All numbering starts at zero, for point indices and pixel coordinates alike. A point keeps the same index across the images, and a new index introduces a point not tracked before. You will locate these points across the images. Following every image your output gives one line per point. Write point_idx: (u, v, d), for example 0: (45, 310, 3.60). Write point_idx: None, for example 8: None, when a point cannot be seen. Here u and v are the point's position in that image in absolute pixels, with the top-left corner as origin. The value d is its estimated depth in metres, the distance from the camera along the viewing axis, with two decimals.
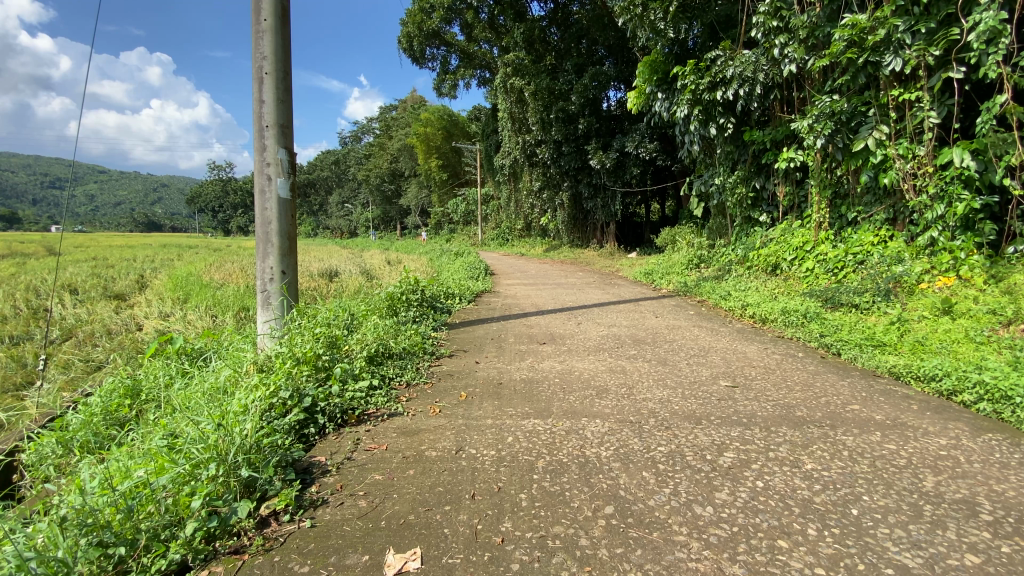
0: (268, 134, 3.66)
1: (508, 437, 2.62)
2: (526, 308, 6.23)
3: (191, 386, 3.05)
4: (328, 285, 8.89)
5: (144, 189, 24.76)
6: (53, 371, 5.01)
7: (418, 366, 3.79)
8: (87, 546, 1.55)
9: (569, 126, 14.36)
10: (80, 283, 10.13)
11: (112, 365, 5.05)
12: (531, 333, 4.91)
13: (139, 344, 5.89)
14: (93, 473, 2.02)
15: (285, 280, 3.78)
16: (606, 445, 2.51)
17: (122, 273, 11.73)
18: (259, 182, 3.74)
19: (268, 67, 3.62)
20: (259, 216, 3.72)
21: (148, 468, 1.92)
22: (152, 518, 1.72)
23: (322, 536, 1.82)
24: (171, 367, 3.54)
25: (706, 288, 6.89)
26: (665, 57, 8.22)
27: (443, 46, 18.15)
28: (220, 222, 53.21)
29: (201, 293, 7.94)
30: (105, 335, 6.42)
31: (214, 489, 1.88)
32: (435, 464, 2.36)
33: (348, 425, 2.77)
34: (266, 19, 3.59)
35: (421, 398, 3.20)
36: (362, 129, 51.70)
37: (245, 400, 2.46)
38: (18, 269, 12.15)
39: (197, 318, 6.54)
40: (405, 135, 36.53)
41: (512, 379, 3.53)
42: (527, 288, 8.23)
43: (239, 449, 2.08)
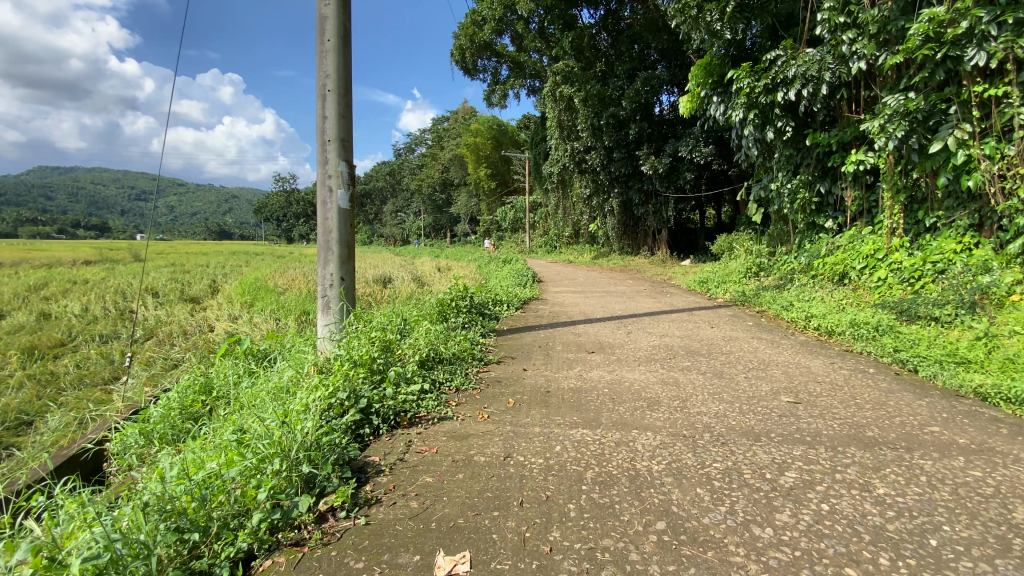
0: (330, 148, 3.86)
1: (556, 446, 2.60)
2: (573, 316, 6.21)
3: (257, 385, 3.25)
4: (380, 291, 9.22)
5: (215, 201, 26.64)
6: (137, 368, 5.47)
7: (466, 372, 3.84)
8: (165, 530, 1.66)
9: (621, 132, 14.24)
10: (160, 287, 11.04)
11: (187, 364, 5.47)
12: (580, 342, 4.86)
13: (212, 345, 6.35)
14: (171, 463, 2.18)
15: (344, 286, 3.95)
16: (657, 459, 2.45)
17: (197, 278, 12.67)
18: (321, 194, 3.95)
19: (331, 84, 3.81)
20: (321, 225, 3.92)
21: (219, 461, 2.04)
22: (222, 507, 1.83)
23: (375, 534, 1.88)
24: (239, 368, 3.80)
25: (766, 297, 6.60)
26: (721, 60, 8.01)
27: (494, 57, 18.45)
28: (284, 231, 56.40)
29: (267, 297, 8.44)
30: (182, 336, 6.96)
31: (278, 482, 1.99)
32: (483, 469, 2.38)
33: (399, 427, 2.85)
34: (330, 40, 3.80)
35: (470, 403, 3.24)
36: (414, 140, 53.33)
37: (306, 400, 2.59)
38: (107, 274, 13.36)
39: (263, 321, 6.97)
40: (456, 145, 37.32)
41: (559, 388, 3.50)
42: (575, 296, 8.19)
43: (301, 446, 2.19)
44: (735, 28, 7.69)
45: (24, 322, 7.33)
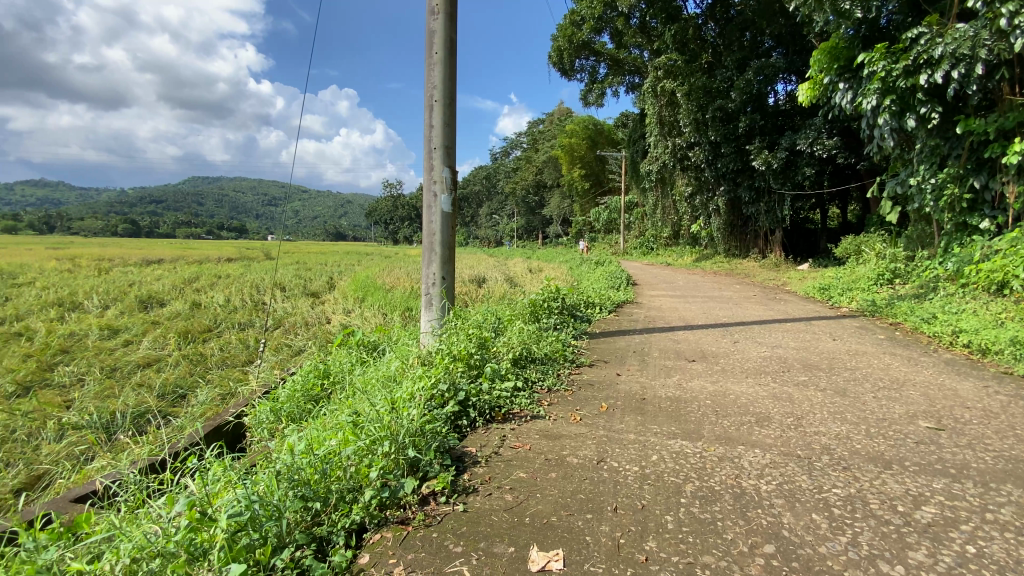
0: (436, 155, 4.08)
1: (652, 455, 2.52)
2: (671, 322, 5.96)
3: (368, 373, 3.55)
4: (475, 290, 9.56)
5: (331, 204, 29.37)
6: (268, 353, 6.23)
7: (558, 373, 3.85)
8: (294, 497, 1.86)
9: (729, 125, 13.39)
10: (287, 282, 12.44)
11: (308, 351, 6.11)
12: (678, 349, 4.65)
13: (328, 335, 7.03)
14: (298, 437, 2.45)
15: (444, 284, 4.15)
16: (767, 478, 2.27)
17: (317, 275, 14.09)
18: (427, 198, 4.19)
19: (438, 94, 4.03)
20: (425, 228, 4.17)
21: (337, 439, 2.25)
22: (339, 481, 2.02)
23: (473, 521, 1.96)
24: (352, 357, 4.16)
25: (900, 308, 5.83)
26: (849, 42, 7.21)
27: (592, 56, 18.27)
28: (389, 232, 60.60)
29: (374, 294, 9.15)
30: (304, 326, 7.79)
31: (386, 463, 2.15)
32: (577, 470, 2.38)
33: (494, 421, 2.94)
34: (437, 52, 4.02)
35: (563, 404, 3.25)
36: (510, 144, 54.51)
37: (411, 389, 2.76)
38: (245, 270, 15.32)
39: (371, 315, 7.56)
40: (551, 146, 37.50)
41: (656, 396, 3.37)
42: (673, 300, 7.86)
43: (407, 432, 2.34)
44: (867, 5, 6.86)
45: (183, 310, 8.64)
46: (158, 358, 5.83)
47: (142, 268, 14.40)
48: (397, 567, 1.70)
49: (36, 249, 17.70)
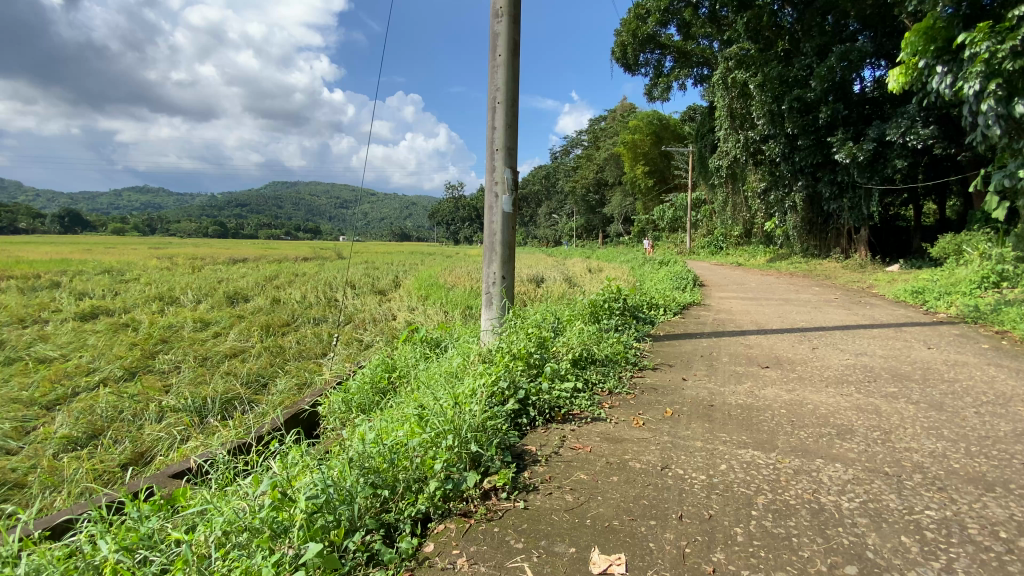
0: (498, 156, 4.13)
1: (720, 464, 2.42)
2: (741, 325, 5.67)
3: (431, 369, 3.65)
4: (535, 289, 9.58)
5: (397, 206, 30.52)
6: (339, 347, 6.59)
7: (620, 375, 3.78)
8: (364, 483, 1.95)
9: (807, 116, 12.55)
10: (356, 280, 13.08)
11: (376, 346, 6.39)
12: (749, 354, 4.41)
13: (394, 331, 7.32)
14: (367, 428, 2.57)
15: (505, 284, 4.19)
16: (849, 495, 2.11)
17: (384, 273, 14.71)
18: (488, 199, 4.25)
19: (501, 97, 4.08)
20: (487, 228, 4.23)
21: (404, 430, 2.34)
22: (406, 471, 2.10)
23: (533, 519, 1.97)
24: (416, 353, 4.31)
25: (1010, 315, 5.20)
26: (947, 21, 6.51)
27: (658, 50, 17.75)
28: (451, 232, 62.06)
29: (437, 292, 9.41)
30: (372, 322, 8.16)
31: (450, 456, 2.20)
32: (639, 475, 2.32)
33: (554, 421, 2.94)
34: (501, 55, 4.06)
35: (625, 407, 3.19)
36: (571, 142, 54.10)
37: (473, 385, 2.81)
38: (319, 268, 16.27)
39: (434, 313, 7.78)
40: (613, 143, 36.81)
41: (725, 403, 3.22)
42: (743, 302, 7.47)
43: (470, 427, 2.39)
44: None
45: (264, 305, 9.30)
46: (242, 349, 6.31)
47: (230, 266, 15.66)
48: (460, 559, 1.75)
49: (141, 249, 19.75)
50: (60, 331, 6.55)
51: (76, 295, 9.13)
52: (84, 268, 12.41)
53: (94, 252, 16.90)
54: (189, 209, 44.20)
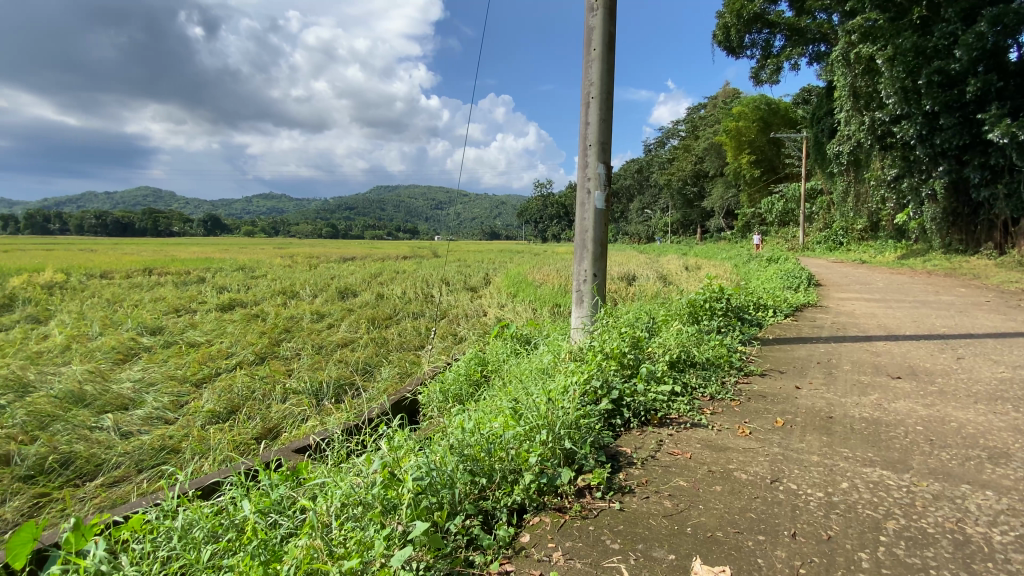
0: (591, 152, 4.08)
1: (841, 482, 2.18)
2: (866, 330, 5.06)
3: (523, 364, 3.70)
4: (628, 288, 9.33)
5: (488, 205, 31.32)
6: (436, 340, 6.92)
7: (723, 380, 3.55)
8: (464, 470, 2.03)
9: (951, 91, 11.00)
10: (450, 277, 13.63)
11: (469, 341, 6.62)
12: (876, 363, 3.93)
13: (486, 327, 7.53)
14: (463, 418, 2.67)
15: (596, 281, 4.12)
16: (1005, 529, 1.80)
17: (477, 271, 15.20)
18: (580, 195, 4.20)
19: (595, 91, 4.01)
20: (579, 224, 4.19)
21: (499, 423, 2.40)
22: (502, 462, 2.15)
23: (630, 521, 1.93)
24: (507, 348, 4.40)
25: None
26: None
27: (766, 28, 16.48)
28: (540, 230, 62.39)
29: (527, 290, 9.51)
30: (466, 317, 8.47)
31: (544, 451, 2.21)
32: (746, 487, 2.17)
33: (650, 425, 2.84)
34: (596, 48, 3.99)
35: (728, 415, 2.99)
36: (666, 134, 51.83)
37: (565, 382, 2.80)
38: (416, 266, 17.21)
39: (524, 310, 7.88)
40: (713, 133, 34.69)
41: (847, 416, 2.90)
42: (868, 304, 6.66)
43: (564, 423, 2.39)
44: None
45: (370, 299, 10.05)
46: (351, 339, 6.87)
47: (340, 264, 17.13)
48: (556, 552, 1.76)
49: (268, 249, 22.24)
50: (206, 320, 7.60)
51: (217, 289, 10.53)
52: (223, 266, 14.26)
53: (231, 251, 19.37)
54: (305, 213, 49.01)
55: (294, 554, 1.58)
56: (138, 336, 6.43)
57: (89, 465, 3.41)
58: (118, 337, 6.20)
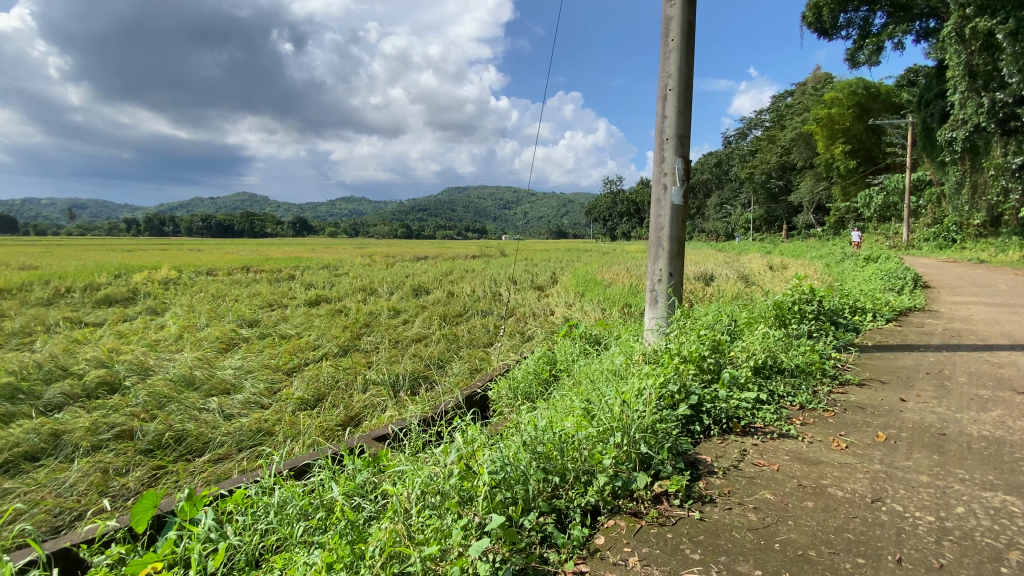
0: (668, 146, 3.93)
1: (957, 507, 1.94)
2: (987, 338, 4.47)
3: (594, 365, 3.65)
4: (704, 288, 8.91)
5: (557, 204, 31.26)
6: (505, 338, 7.01)
7: (814, 389, 3.28)
8: (537, 468, 2.04)
9: None
10: (519, 276, 13.74)
11: (538, 339, 6.63)
12: (1000, 376, 3.46)
13: (555, 325, 7.51)
14: (535, 416, 2.68)
15: (672, 281, 3.96)
16: None
17: (545, 270, 15.21)
18: (656, 192, 4.07)
19: (673, 83, 3.87)
20: (654, 222, 4.05)
21: (573, 423, 2.38)
22: (576, 461, 2.13)
23: (711, 532, 1.84)
24: (577, 348, 4.36)
25: None
26: None
27: (864, 6, 15.09)
28: (610, 228, 61.18)
29: (597, 289, 9.37)
30: (534, 316, 8.49)
31: (619, 454, 2.16)
32: (842, 505, 2.00)
33: (732, 433, 2.69)
34: (674, 39, 3.85)
35: (820, 426, 2.76)
36: (747, 125, 48.88)
37: (641, 384, 2.72)
38: (486, 264, 17.54)
39: (594, 309, 7.77)
40: (800, 122, 32.24)
41: (964, 434, 2.58)
42: (990, 309, 5.87)
43: (639, 426, 2.32)
44: None
45: (441, 297, 10.36)
46: (425, 335, 7.12)
47: (414, 262, 17.83)
48: (632, 557, 1.72)
49: (348, 248, 23.68)
50: (296, 314, 8.24)
51: (305, 285, 11.36)
52: (310, 264, 15.37)
53: (316, 251, 20.84)
54: (382, 214, 51.55)
55: (378, 536, 1.67)
56: (238, 328, 7.09)
57: (198, 443, 3.80)
58: (222, 328, 6.87)
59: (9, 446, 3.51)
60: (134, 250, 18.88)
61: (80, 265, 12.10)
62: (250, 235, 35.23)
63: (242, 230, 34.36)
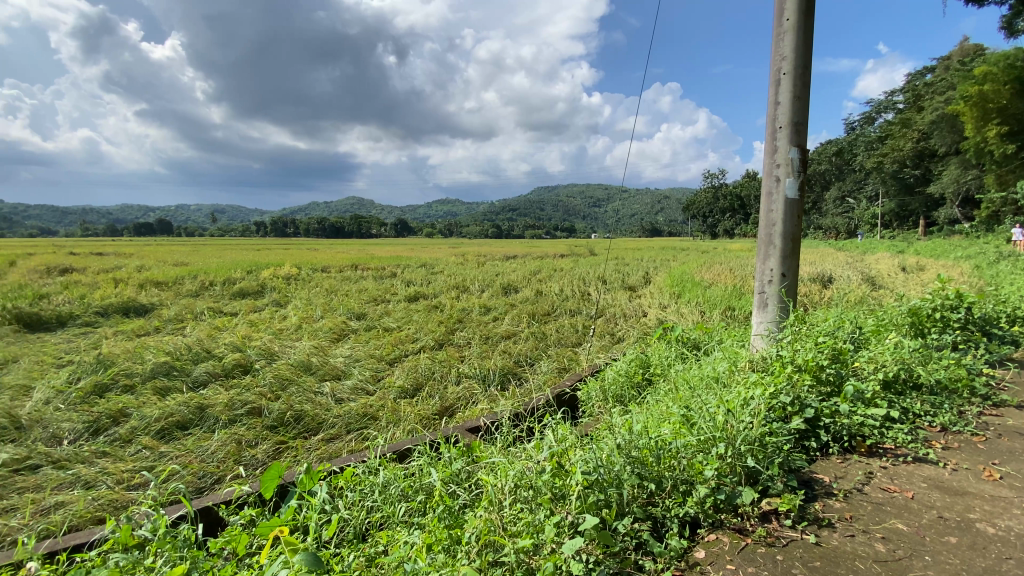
0: (781, 135, 3.62)
1: None
2: None
3: (693, 370, 3.47)
4: (819, 291, 8.08)
5: (650, 202, 30.17)
6: (595, 339, 6.91)
7: (960, 410, 2.83)
8: (632, 472, 1.98)
9: None
10: (610, 275, 13.46)
11: (629, 341, 6.45)
12: None
13: (649, 328, 7.24)
14: (630, 420, 2.60)
15: (785, 282, 3.63)
16: None
17: (637, 270, 14.75)
18: (767, 185, 3.76)
19: (787, 66, 3.55)
20: (764, 218, 3.75)
21: (671, 429, 2.28)
22: (674, 470, 2.04)
23: (829, 559, 1.66)
24: (673, 352, 4.17)
25: None
26: None
27: None
28: (709, 226, 57.69)
29: (695, 290, 8.90)
30: (626, 317, 8.27)
31: (722, 466, 2.03)
32: (997, 545, 1.70)
33: (856, 454, 2.41)
34: (789, 18, 3.53)
35: (968, 453, 2.38)
36: (874, 109, 43.47)
37: (747, 393, 2.53)
38: (576, 264, 17.42)
39: (691, 312, 7.39)
40: (943, 102, 28.00)
41: None
42: None
43: (745, 438, 2.16)
44: None
45: (531, 295, 10.46)
46: (514, 332, 7.23)
47: (505, 261, 18.20)
48: None
49: (444, 247, 24.81)
50: (397, 309, 8.81)
51: (405, 282, 12.11)
52: (409, 262, 16.33)
53: (416, 250, 22.10)
54: (475, 214, 53.24)
55: (473, 524, 1.72)
56: (347, 320, 7.74)
57: (313, 422, 4.18)
58: (334, 320, 7.54)
59: (166, 415, 4.12)
60: (263, 249, 21.39)
61: (222, 261, 13.97)
62: (357, 236, 38.34)
63: (351, 231, 37.42)
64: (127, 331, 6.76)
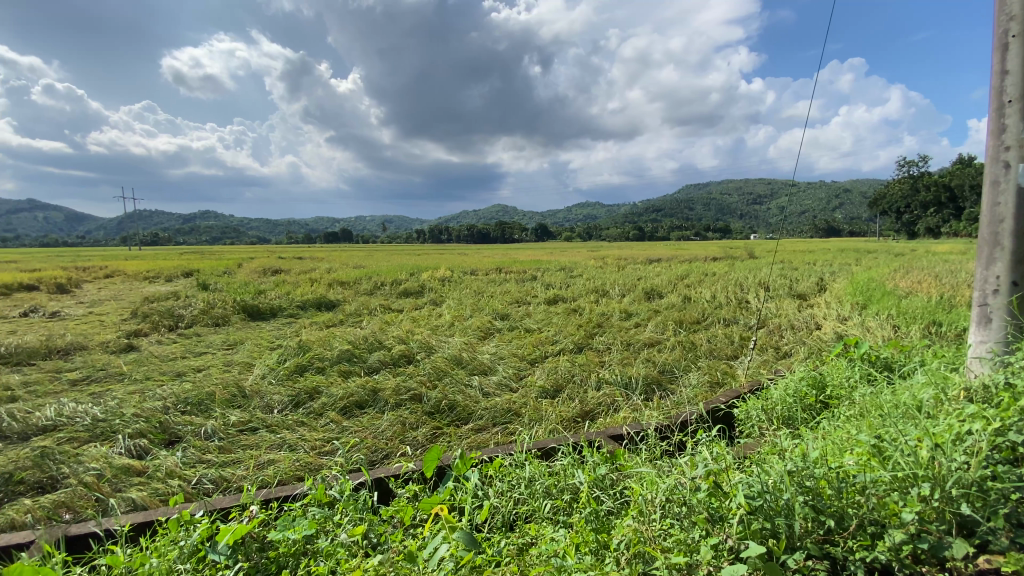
0: (1011, 111, 2.89)
1: None
2: None
3: (883, 396, 2.95)
4: None
5: None
6: (753, 352, 6.27)
7: None
8: (804, 502, 1.76)
9: None
10: (770, 281, 12.10)
11: (796, 357, 5.72)
12: None
13: (822, 343, 6.33)
14: (801, 445, 2.31)
15: (1019, 293, 2.89)
16: None
17: (806, 275, 13.00)
18: (991, 173, 3.04)
19: (1018, 27, 2.83)
20: (987, 214, 3.03)
21: (856, 462, 1.96)
22: (859, 508, 1.76)
23: None
24: (856, 372, 3.58)
25: None
26: None
27: None
28: (903, 224, 48.33)
29: (883, 301, 7.53)
30: (792, 329, 7.34)
31: (925, 510, 1.69)
32: None
33: None
34: None
35: None
36: None
37: (961, 426, 2.07)
38: (729, 268, 16.00)
39: (879, 327, 6.27)
40: None
41: None
42: None
43: (958, 480, 1.77)
44: None
45: (676, 301, 9.92)
46: (658, 340, 6.92)
47: (649, 265, 17.52)
48: None
49: (585, 251, 24.88)
50: (539, 311, 9.05)
51: (547, 285, 12.39)
52: (551, 266, 16.67)
53: (557, 254, 22.46)
54: (617, 216, 52.17)
55: (623, 532, 1.70)
56: (494, 320, 8.18)
57: (464, 413, 4.51)
58: (482, 320, 8.03)
59: (347, 395, 4.81)
60: (423, 254, 23.88)
61: (390, 265, 15.85)
62: (502, 241, 40.36)
63: (496, 237, 39.56)
64: (319, 323, 8.06)
